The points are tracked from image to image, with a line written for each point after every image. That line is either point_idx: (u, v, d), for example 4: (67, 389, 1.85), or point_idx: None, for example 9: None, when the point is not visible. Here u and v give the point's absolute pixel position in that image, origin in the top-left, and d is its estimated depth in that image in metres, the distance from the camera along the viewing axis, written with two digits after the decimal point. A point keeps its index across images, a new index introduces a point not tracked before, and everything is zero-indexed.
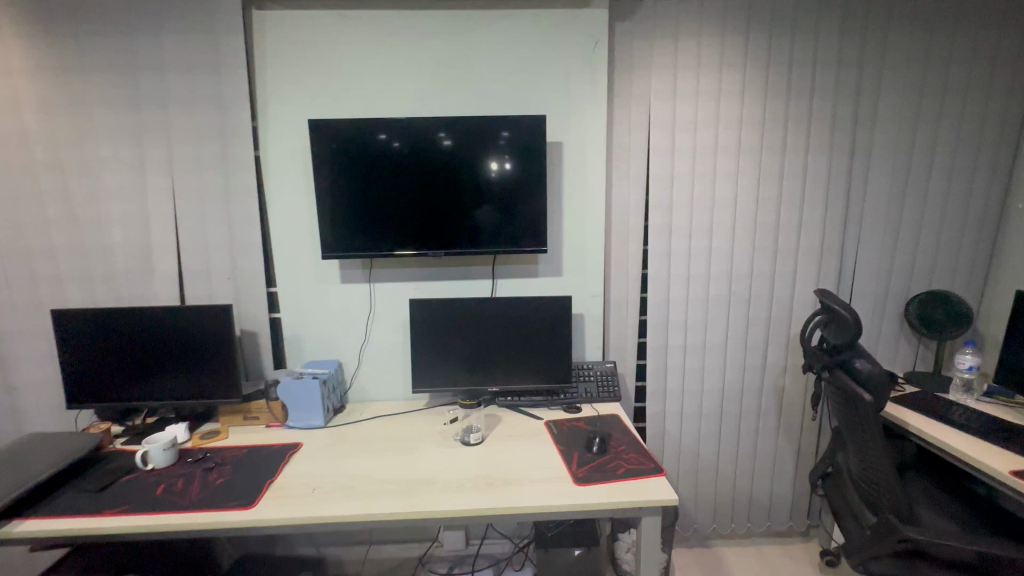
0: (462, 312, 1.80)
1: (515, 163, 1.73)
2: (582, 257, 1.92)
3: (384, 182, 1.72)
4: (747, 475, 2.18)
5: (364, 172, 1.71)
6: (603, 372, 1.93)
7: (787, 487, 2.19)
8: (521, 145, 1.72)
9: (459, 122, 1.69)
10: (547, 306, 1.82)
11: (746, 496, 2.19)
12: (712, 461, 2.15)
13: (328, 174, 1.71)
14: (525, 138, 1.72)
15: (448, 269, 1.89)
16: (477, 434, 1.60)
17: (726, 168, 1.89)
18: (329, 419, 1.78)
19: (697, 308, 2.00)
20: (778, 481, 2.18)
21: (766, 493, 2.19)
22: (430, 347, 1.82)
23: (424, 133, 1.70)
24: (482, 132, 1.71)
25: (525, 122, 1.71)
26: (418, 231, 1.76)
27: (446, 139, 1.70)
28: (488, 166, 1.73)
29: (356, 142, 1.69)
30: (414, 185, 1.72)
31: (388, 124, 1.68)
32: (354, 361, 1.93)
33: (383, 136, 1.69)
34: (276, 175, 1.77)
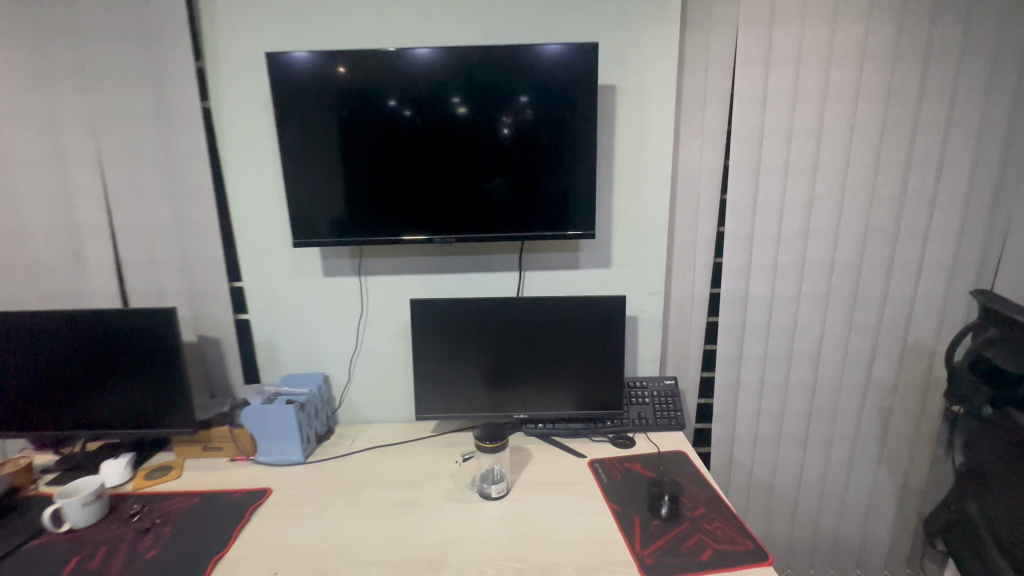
0: (479, 317, 1.38)
1: (554, 117, 1.27)
2: (638, 243, 1.46)
3: (372, 146, 1.27)
4: (834, 515, 1.75)
5: (337, 136, 1.27)
6: (661, 392, 1.50)
7: (882, 529, 1.75)
8: (556, 90, 1.26)
9: (483, 79, 1.24)
10: (594, 308, 1.38)
11: (830, 538, 1.77)
12: (791, 498, 1.73)
13: (299, 134, 1.27)
14: (561, 79, 1.25)
15: (463, 259, 1.45)
16: (501, 485, 1.20)
17: (836, 124, 1.40)
18: (310, 450, 1.40)
19: (785, 309, 1.54)
20: (873, 521, 1.75)
21: (857, 536, 1.77)
22: (439, 361, 1.40)
23: (434, 90, 1.24)
24: (509, 74, 1.24)
25: (561, 57, 1.24)
26: (419, 210, 1.32)
27: (462, 106, 1.26)
28: (501, 122, 1.27)
29: (338, 95, 1.24)
30: (407, 152, 1.28)
31: (388, 72, 1.23)
32: (345, 375, 1.54)
33: (372, 91, 1.24)
34: (233, 134, 1.34)
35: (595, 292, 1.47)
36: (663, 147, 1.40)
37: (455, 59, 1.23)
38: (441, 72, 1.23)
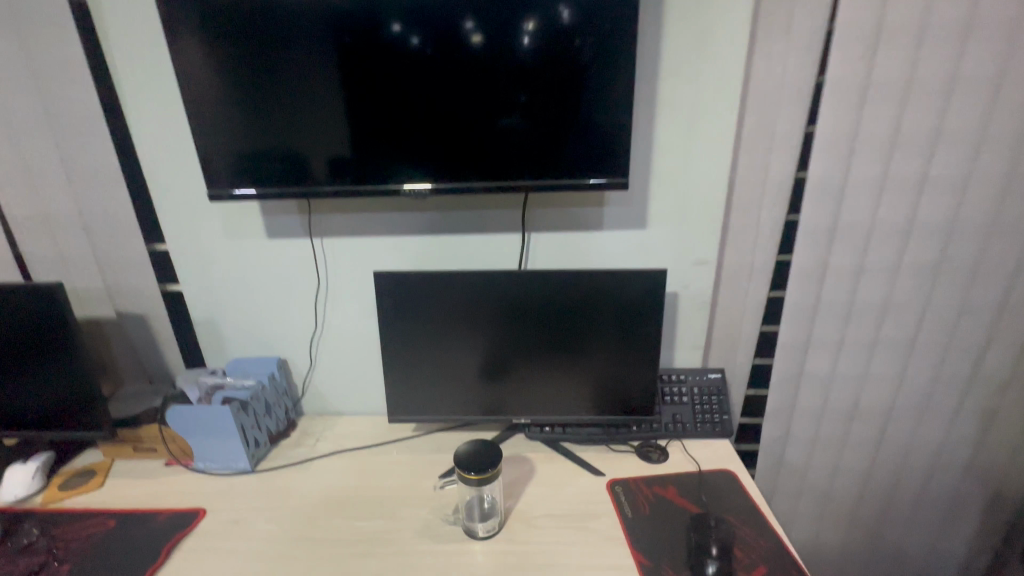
0: (467, 297, 1.04)
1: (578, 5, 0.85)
2: (685, 196, 1.07)
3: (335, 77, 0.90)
4: (901, 529, 1.45)
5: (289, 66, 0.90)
6: (703, 389, 1.17)
7: (957, 544, 1.46)
8: None
9: None
10: (623, 285, 1.03)
11: (891, 552, 1.48)
12: (851, 509, 1.42)
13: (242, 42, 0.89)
14: None
15: (447, 218, 1.08)
16: (489, 521, 0.92)
17: (992, 19, 0.95)
18: (259, 455, 1.13)
19: (876, 284, 1.16)
20: (947, 536, 1.45)
21: (925, 553, 1.48)
22: (416, 351, 1.08)
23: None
24: None
25: None
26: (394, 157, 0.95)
27: (479, 32, 0.87)
28: (526, 23, 0.86)
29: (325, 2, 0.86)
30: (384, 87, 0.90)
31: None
32: (306, 360, 1.24)
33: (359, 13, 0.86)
34: (123, 43, 0.97)
35: (622, 261, 1.11)
36: (730, 57, 0.99)
37: None
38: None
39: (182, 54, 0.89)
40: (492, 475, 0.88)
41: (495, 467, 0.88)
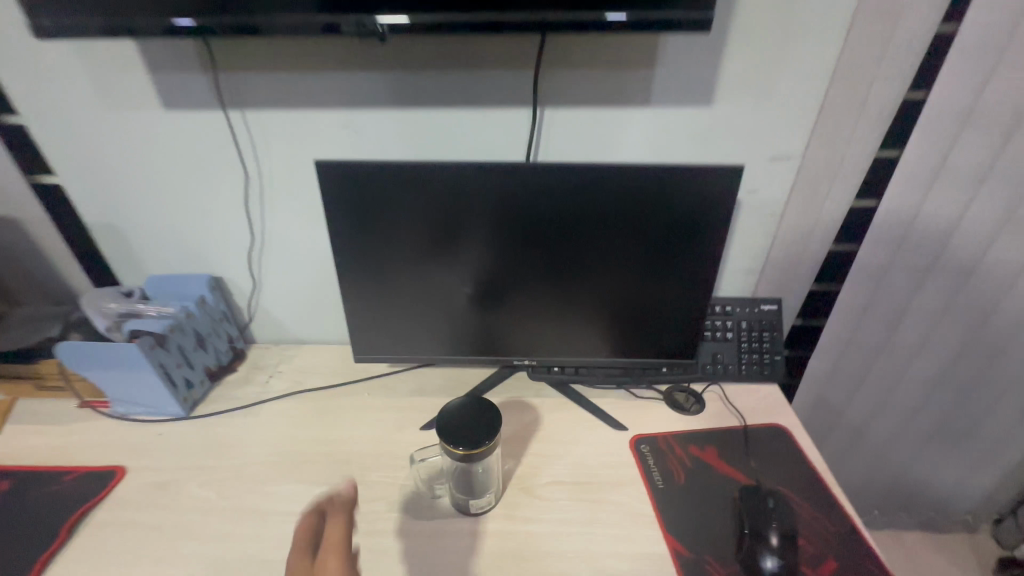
0: (453, 200, 0.73)
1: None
2: (776, 54, 0.72)
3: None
4: (932, 468, 1.32)
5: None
6: (752, 324, 0.93)
7: (989, 481, 1.35)
8: None
9: None
10: (677, 188, 0.72)
11: (915, 485, 1.38)
12: (883, 447, 1.28)
13: None
14: None
15: (423, 83, 0.74)
16: (483, 498, 0.72)
17: None
18: (196, 398, 0.91)
19: (1004, 193, 0.87)
20: (982, 473, 1.33)
21: (947, 488, 1.38)
22: (385, 274, 0.81)
23: None
24: None
25: None
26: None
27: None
28: None
29: None
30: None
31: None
32: (248, 277, 0.97)
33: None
34: None
35: (673, 155, 0.79)
36: None
37: None
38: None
39: None
40: (489, 447, 0.66)
41: (494, 437, 0.67)
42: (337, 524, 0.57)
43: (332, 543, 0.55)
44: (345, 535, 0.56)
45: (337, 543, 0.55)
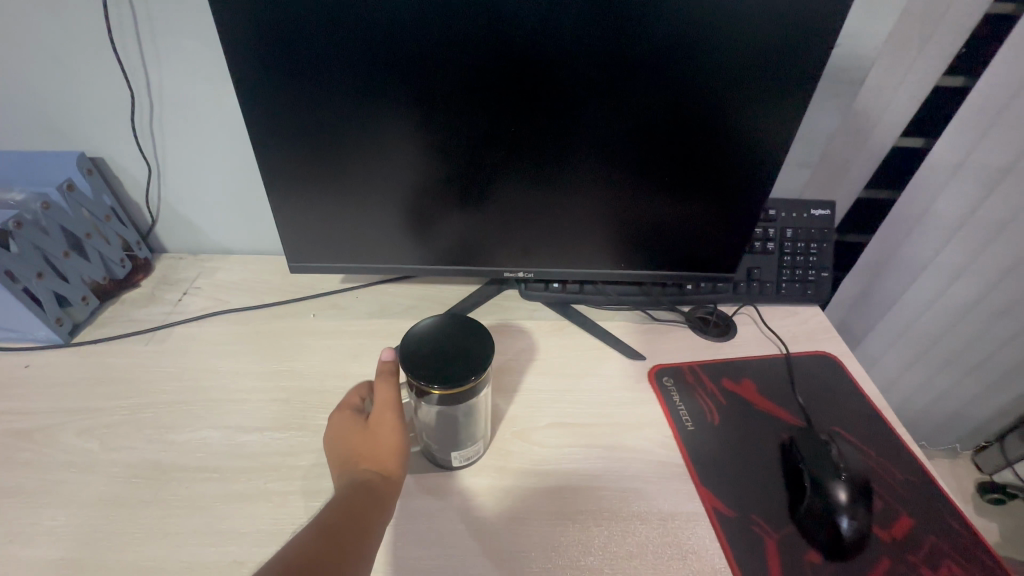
0: (425, 25, 0.49)
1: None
2: None
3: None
4: (955, 414, 1.19)
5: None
6: (801, 233, 0.74)
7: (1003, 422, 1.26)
8: None
9: None
10: (756, 18, 0.49)
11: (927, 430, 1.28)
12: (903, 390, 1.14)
13: None
14: None
15: None
16: (464, 451, 0.54)
17: None
18: (78, 319, 0.68)
19: None
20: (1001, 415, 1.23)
21: (955, 435, 1.27)
22: (323, 148, 0.57)
23: None
24: None
25: None
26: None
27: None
28: None
29: None
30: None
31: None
32: (140, 160, 0.71)
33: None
34: None
35: None
36: None
37: None
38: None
39: None
40: (474, 386, 0.48)
41: (482, 374, 0.48)
42: (384, 388, 0.52)
43: (384, 406, 0.51)
44: (396, 401, 0.51)
45: (388, 406, 0.51)
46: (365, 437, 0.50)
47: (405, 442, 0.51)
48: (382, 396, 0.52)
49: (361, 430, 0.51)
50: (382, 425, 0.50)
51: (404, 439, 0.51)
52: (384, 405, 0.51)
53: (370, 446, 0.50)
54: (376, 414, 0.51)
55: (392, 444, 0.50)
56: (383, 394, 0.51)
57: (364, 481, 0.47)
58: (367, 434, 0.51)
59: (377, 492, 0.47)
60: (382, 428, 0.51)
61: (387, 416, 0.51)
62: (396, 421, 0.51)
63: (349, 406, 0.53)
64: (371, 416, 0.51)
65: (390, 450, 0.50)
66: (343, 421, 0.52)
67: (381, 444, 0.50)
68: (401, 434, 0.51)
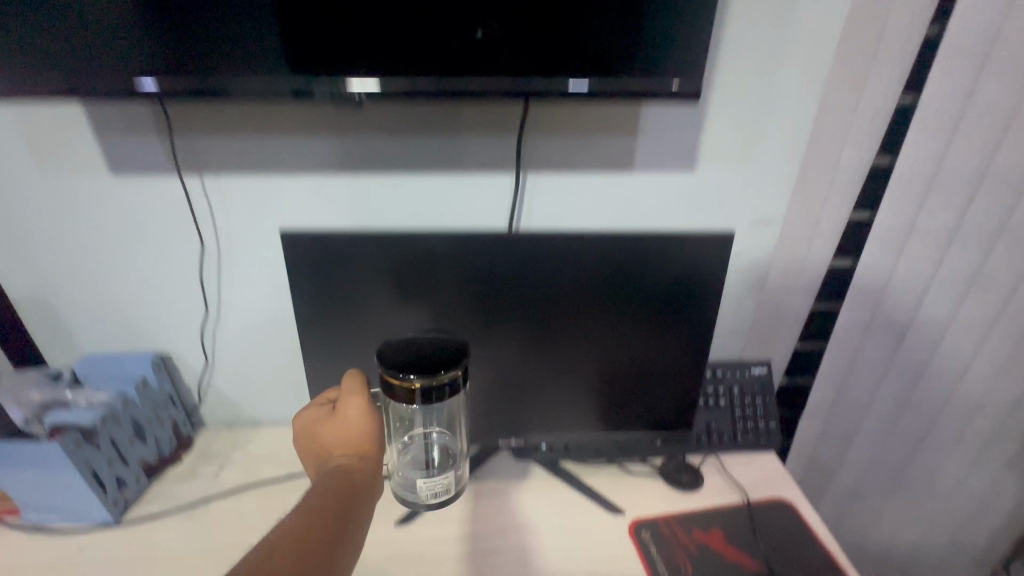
0: (434, 273, 0.69)
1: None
2: (755, 117, 0.74)
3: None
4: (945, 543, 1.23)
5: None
6: (745, 390, 0.89)
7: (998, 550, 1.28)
8: None
9: None
10: (668, 255, 0.69)
11: (929, 564, 1.28)
12: (887, 518, 1.20)
13: None
14: None
15: (405, 154, 0.71)
16: (436, 480, 0.63)
17: None
18: (129, 499, 0.78)
19: (971, 256, 0.90)
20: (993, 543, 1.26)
21: (955, 566, 1.28)
22: (355, 352, 0.74)
23: None
24: None
25: None
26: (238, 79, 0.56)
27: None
28: None
29: None
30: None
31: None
32: (200, 354, 0.87)
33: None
34: None
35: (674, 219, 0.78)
36: None
37: None
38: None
39: None
40: (451, 382, 0.55)
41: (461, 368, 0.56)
42: (350, 379, 0.60)
43: (350, 395, 0.59)
44: (361, 389, 0.60)
45: (354, 393, 0.59)
46: (336, 425, 0.59)
47: (375, 421, 0.59)
48: (349, 385, 0.60)
49: (332, 421, 0.59)
50: (350, 411, 0.59)
51: (373, 420, 0.59)
52: (348, 392, 0.60)
53: (342, 437, 0.58)
54: (343, 403, 0.59)
55: (361, 426, 0.58)
56: (349, 385, 0.60)
57: (344, 465, 0.56)
58: (337, 422, 0.59)
59: (351, 473, 0.55)
60: (349, 413, 0.59)
61: (354, 402, 0.59)
62: (362, 404, 0.59)
63: (319, 404, 0.63)
64: (339, 406, 0.60)
65: (361, 433, 0.58)
66: (317, 418, 0.61)
67: (351, 430, 0.58)
68: (370, 415, 0.59)
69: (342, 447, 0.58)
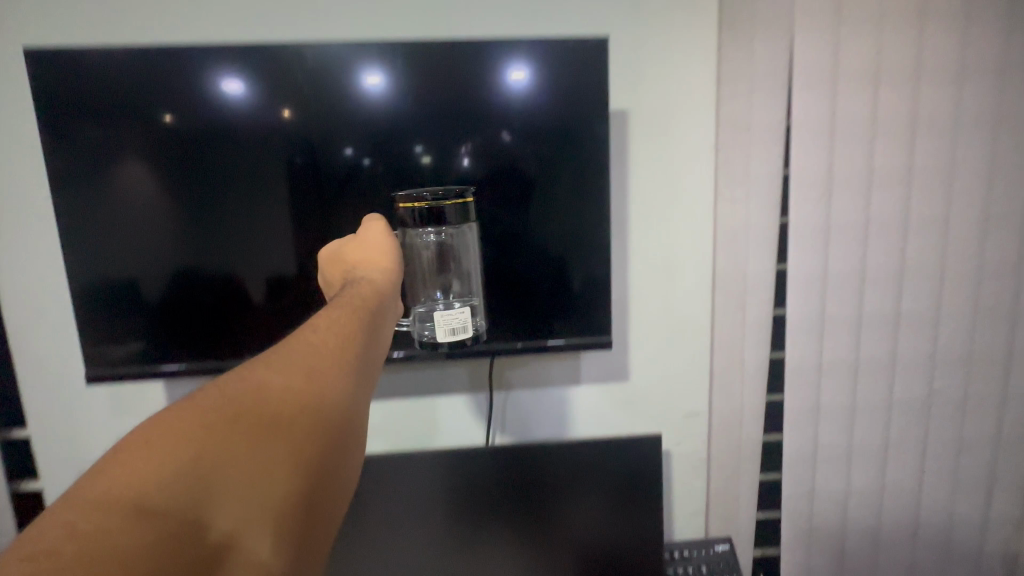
0: (432, 481, 0.87)
1: (538, 99, 0.79)
2: (669, 337, 0.98)
3: (228, 219, 0.80)
4: None
5: (118, 188, 0.77)
6: (710, 565, 0.97)
7: None
8: (565, 118, 0.80)
9: (530, 123, 0.80)
10: (614, 455, 0.89)
11: None
12: None
13: (154, 175, 0.78)
14: (581, 75, 0.79)
15: (405, 384, 0.95)
16: (449, 314, 0.67)
17: (931, 170, 0.99)
18: None
19: (875, 425, 1.07)
20: None
21: None
22: (364, 553, 0.88)
23: (405, 132, 0.79)
24: (560, 104, 0.80)
25: (586, 46, 0.78)
26: (255, 296, 0.82)
27: (430, 157, 0.80)
28: (464, 145, 0.80)
29: (299, 148, 0.78)
30: (256, 208, 0.80)
31: (337, 80, 0.77)
32: None
33: (202, 127, 0.77)
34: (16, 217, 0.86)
35: (619, 425, 0.99)
36: (699, 191, 0.96)
37: (436, 73, 0.78)
38: (422, 111, 0.79)
39: (119, 178, 0.77)
40: (446, 210, 0.65)
41: (458, 203, 0.66)
42: (372, 217, 0.69)
43: (373, 225, 0.67)
44: (384, 225, 0.67)
45: (375, 223, 0.67)
46: (361, 245, 0.65)
47: (393, 243, 0.65)
48: (371, 220, 0.68)
49: (357, 244, 0.65)
50: (373, 235, 0.65)
51: (392, 242, 0.65)
52: (371, 225, 0.67)
53: (364, 252, 0.63)
54: (365, 229, 0.66)
55: (382, 244, 0.64)
56: (372, 221, 0.68)
57: (367, 270, 0.59)
58: (360, 245, 0.65)
59: (372, 277, 0.57)
60: (371, 236, 0.65)
61: (375, 228, 0.66)
62: (382, 230, 0.66)
63: (342, 239, 0.69)
64: (363, 232, 0.67)
65: (382, 249, 0.63)
66: (343, 245, 0.67)
67: (374, 248, 0.63)
68: (388, 239, 0.64)
69: (364, 257, 0.62)
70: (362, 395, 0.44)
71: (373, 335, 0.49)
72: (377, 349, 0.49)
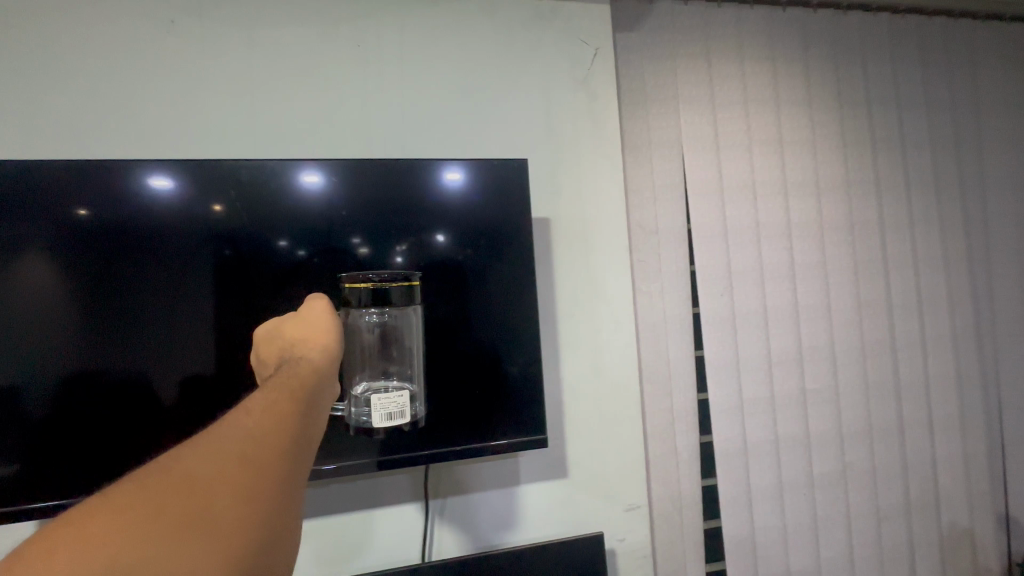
0: None
1: (469, 206, 0.86)
2: (604, 428, 1.00)
3: (141, 316, 0.75)
4: None
5: (10, 286, 0.71)
6: None
7: None
8: (494, 224, 0.87)
9: (461, 227, 0.86)
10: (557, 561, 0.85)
11: None
12: None
13: (57, 268, 0.72)
14: (509, 188, 0.88)
15: (333, 499, 0.87)
16: (387, 399, 0.66)
17: (807, 264, 1.16)
18: None
19: (803, 501, 1.12)
20: None
21: None
22: None
23: (339, 235, 0.81)
24: (488, 211, 0.87)
25: (511, 166, 0.88)
26: (162, 399, 0.75)
27: (367, 248, 0.82)
28: (398, 246, 0.83)
29: (228, 248, 0.77)
30: (175, 302, 0.76)
31: (274, 179, 0.79)
32: None
33: (121, 222, 0.74)
34: None
35: (562, 526, 0.96)
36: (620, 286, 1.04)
37: (373, 183, 0.83)
38: (358, 209, 0.82)
39: (14, 272, 0.71)
40: (392, 291, 0.66)
41: (404, 284, 0.67)
42: (314, 297, 0.68)
43: (314, 304, 0.66)
44: (325, 302, 0.67)
45: (316, 302, 0.66)
46: (300, 323, 0.64)
47: (334, 318, 0.64)
48: (313, 299, 0.68)
49: (296, 322, 0.64)
50: (313, 312, 0.64)
51: (334, 318, 0.64)
52: (313, 303, 0.66)
53: (303, 328, 0.62)
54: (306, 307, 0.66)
55: (323, 320, 0.63)
56: (314, 299, 0.67)
57: (306, 349, 0.58)
58: (300, 322, 0.64)
59: (310, 355, 0.56)
60: (312, 314, 0.64)
61: (316, 306, 0.65)
62: (324, 307, 0.65)
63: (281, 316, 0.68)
64: (303, 309, 0.66)
65: (324, 325, 0.62)
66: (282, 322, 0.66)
67: (315, 324, 0.62)
68: (331, 315, 0.64)
69: (303, 335, 0.61)
70: (296, 477, 0.41)
71: (311, 417, 0.47)
72: (315, 426, 0.47)
